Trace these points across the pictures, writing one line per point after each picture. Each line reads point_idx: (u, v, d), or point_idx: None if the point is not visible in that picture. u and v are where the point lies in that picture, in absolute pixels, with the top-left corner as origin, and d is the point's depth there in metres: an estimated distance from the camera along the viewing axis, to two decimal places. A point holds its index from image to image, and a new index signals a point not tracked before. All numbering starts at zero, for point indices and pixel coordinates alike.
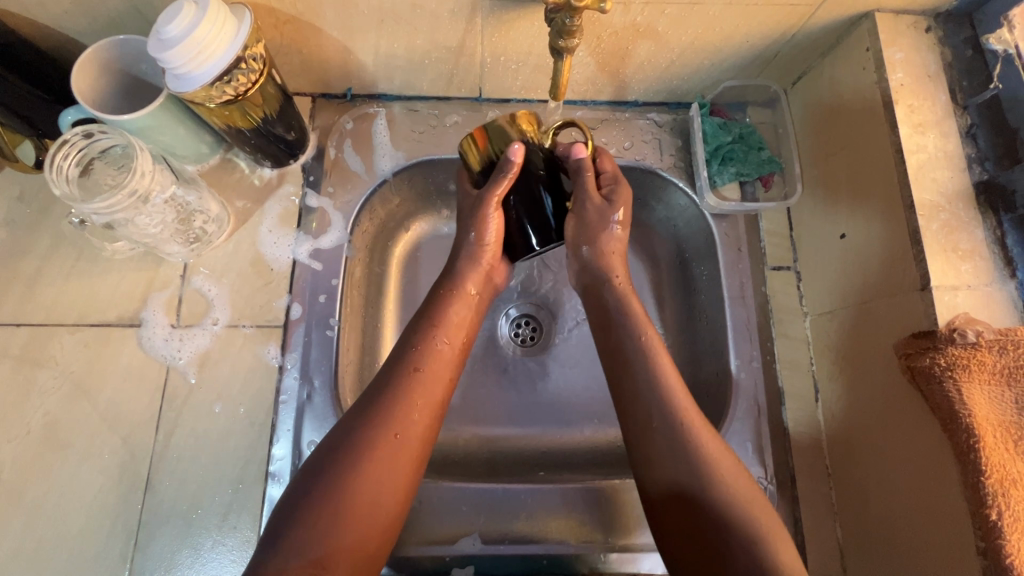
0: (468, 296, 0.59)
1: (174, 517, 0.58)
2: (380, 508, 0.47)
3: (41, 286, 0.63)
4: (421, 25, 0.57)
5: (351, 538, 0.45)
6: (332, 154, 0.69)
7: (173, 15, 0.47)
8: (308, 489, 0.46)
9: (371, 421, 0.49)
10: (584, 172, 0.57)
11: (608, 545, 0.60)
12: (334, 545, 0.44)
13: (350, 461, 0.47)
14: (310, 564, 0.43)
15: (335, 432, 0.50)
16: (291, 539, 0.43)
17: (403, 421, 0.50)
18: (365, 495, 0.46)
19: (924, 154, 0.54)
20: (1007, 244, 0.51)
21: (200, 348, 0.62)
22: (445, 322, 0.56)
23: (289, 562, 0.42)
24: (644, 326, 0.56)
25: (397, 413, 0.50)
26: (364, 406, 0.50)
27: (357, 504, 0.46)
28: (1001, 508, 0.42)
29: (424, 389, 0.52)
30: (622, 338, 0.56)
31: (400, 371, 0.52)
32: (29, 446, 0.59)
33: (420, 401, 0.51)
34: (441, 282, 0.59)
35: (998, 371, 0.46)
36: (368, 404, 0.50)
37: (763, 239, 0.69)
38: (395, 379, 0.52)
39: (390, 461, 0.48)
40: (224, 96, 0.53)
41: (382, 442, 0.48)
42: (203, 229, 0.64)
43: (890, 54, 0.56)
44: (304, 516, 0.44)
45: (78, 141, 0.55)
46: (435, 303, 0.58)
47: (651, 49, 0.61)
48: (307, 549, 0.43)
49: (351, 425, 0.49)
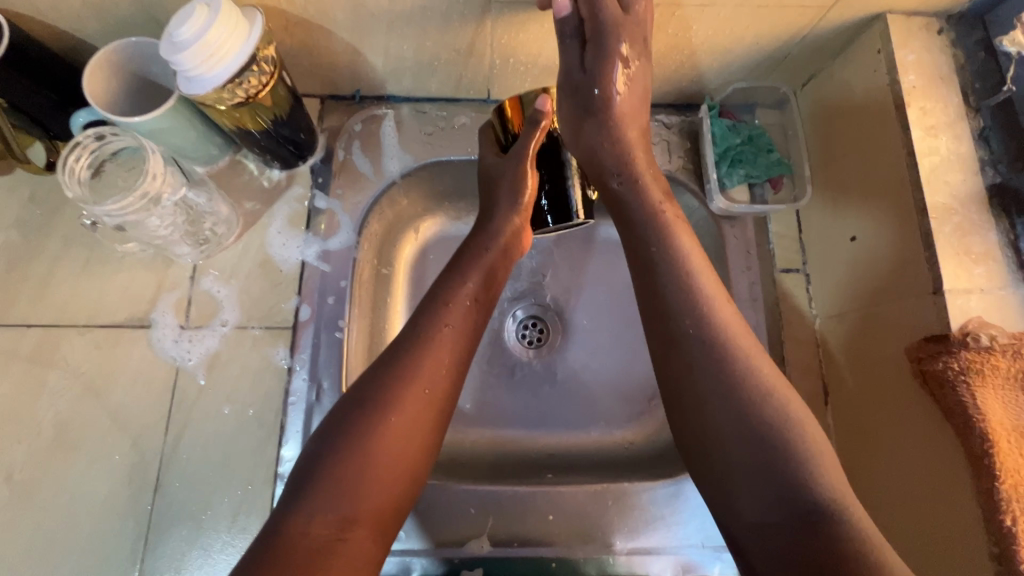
0: (501, 247, 0.58)
1: (183, 517, 0.58)
2: (404, 465, 0.47)
3: (52, 287, 0.63)
4: (431, 27, 0.57)
5: (376, 493, 0.45)
6: (340, 155, 0.69)
7: (185, 17, 0.47)
8: (334, 446, 0.45)
9: (397, 376, 0.48)
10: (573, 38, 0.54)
11: (616, 548, 0.60)
12: (359, 502, 0.44)
13: (376, 416, 0.46)
14: (335, 520, 0.43)
15: (359, 386, 0.49)
16: (317, 495, 0.43)
17: (429, 378, 0.49)
18: (390, 450, 0.46)
19: (937, 156, 0.53)
20: (1021, 247, 0.51)
21: (209, 349, 0.62)
22: (475, 275, 0.56)
23: (313, 517, 0.43)
24: (672, 230, 0.54)
25: (424, 369, 0.49)
26: (389, 360, 0.50)
27: (382, 461, 0.45)
28: (1015, 513, 0.43)
29: (450, 346, 0.51)
30: (661, 285, 0.52)
31: (427, 325, 0.52)
32: (40, 447, 0.59)
33: (447, 358, 0.51)
34: (473, 237, 0.59)
35: (1012, 375, 0.46)
36: (394, 358, 0.50)
37: (772, 241, 0.69)
38: (423, 335, 0.51)
39: (415, 418, 0.48)
40: (235, 98, 0.53)
41: (409, 398, 0.48)
42: (213, 230, 0.65)
43: (901, 56, 0.56)
44: (329, 471, 0.44)
45: (90, 143, 0.55)
46: (469, 252, 0.58)
47: (661, 50, 0.61)
48: (332, 506, 0.43)
49: (377, 380, 0.48)
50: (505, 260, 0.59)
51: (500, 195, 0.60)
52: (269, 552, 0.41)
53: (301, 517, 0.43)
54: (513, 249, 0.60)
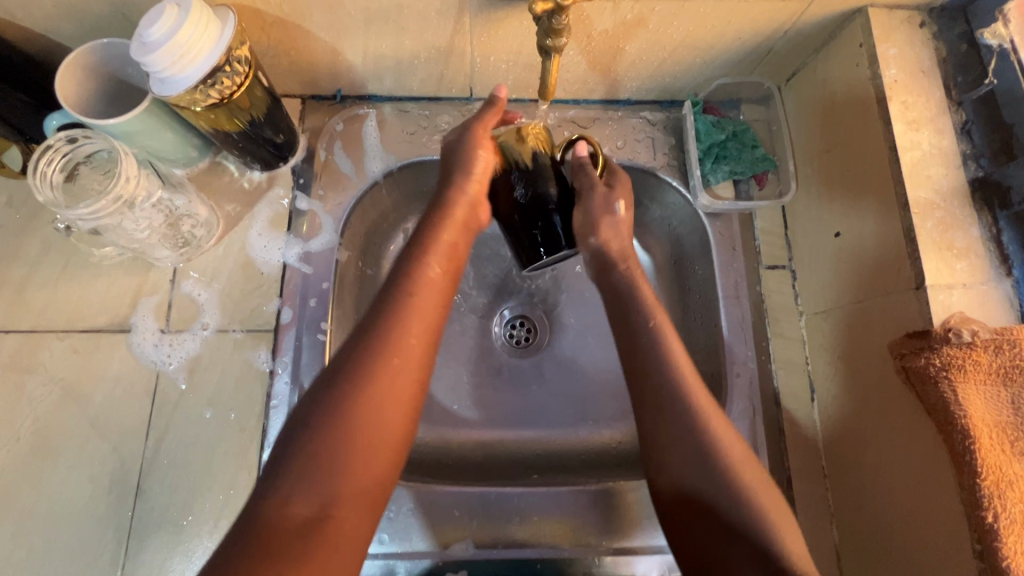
0: (457, 225, 0.56)
1: (165, 523, 0.57)
2: (385, 438, 0.45)
3: (30, 293, 0.62)
4: (409, 25, 0.56)
5: (358, 471, 0.43)
6: (322, 156, 0.68)
7: (154, 18, 0.47)
8: (308, 425, 0.43)
9: (369, 349, 0.46)
10: (587, 167, 0.60)
11: (602, 548, 0.59)
12: (340, 479, 0.42)
13: (350, 390, 0.44)
14: (317, 500, 0.41)
15: (333, 360, 0.47)
16: (292, 474, 0.41)
17: (402, 346, 0.47)
18: (370, 424, 0.44)
19: (919, 151, 0.53)
20: (1003, 241, 0.50)
21: (190, 353, 0.61)
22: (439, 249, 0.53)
23: (292, 496, 0.40)
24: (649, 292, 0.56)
25: (395, 338, 0.47)
26: (361, 331, 0.48)
27: (363, 436, 0.43)
28: (998, 510, 0.42)
29: (420, 315, 0.49)
30: None
31: (395, 301, 0.49)
32: (19, 454, 0.58)
33: (420, 325, 0.49)
34: (430, 214, 0.56)
35: (994, 370, 0.45)
36: (365, 331, 0.47)
37: (757, 238, 0.69)
38: (392, 305, 0.49)
39: (392, 390, 0.46)
40: (209, 99, 0.52)
41: (384, 369, 0.46)
42: (192, 233, 0.64)
43: (883, 50, 0.55)
44: (306, 449, 0.42)
45: (62, 146, 0.54)
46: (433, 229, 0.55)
47: (643, 46, 0.60)
48: (312, 485, 0.41)
49: (349, 355, 0.46)
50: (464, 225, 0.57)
51: (455, 172, 0.56)
52: (248, 539, 0.39)
53: (277, 500, 0.40)
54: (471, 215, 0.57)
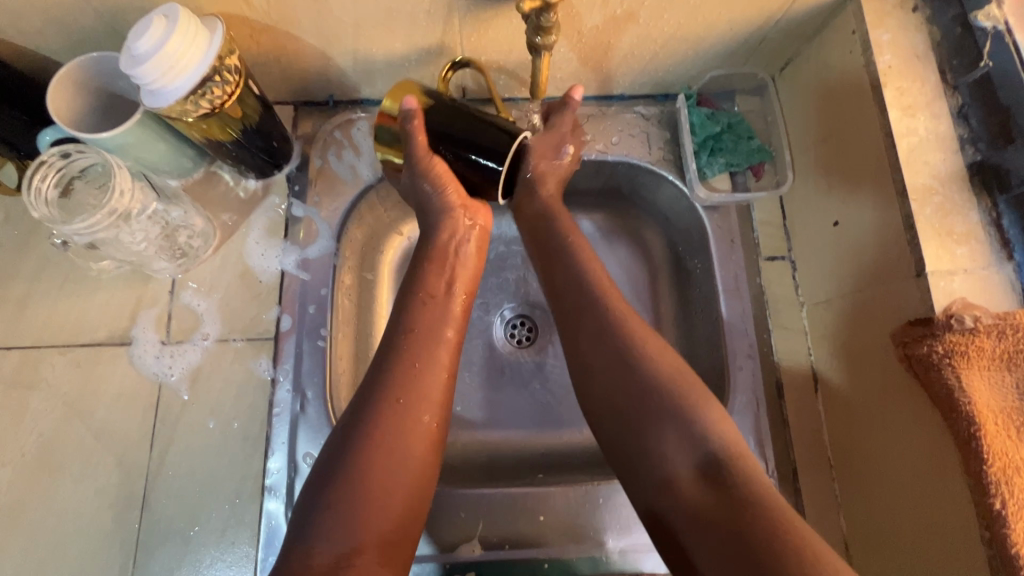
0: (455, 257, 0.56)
1: (172, 534, 0.58)
2: (401, 480, 0.45)
3: (29, 308, 0.62)
4: (398, 28, 0.56)
5: (376, 513, 0.43)
6: (317, 163, 0.68)
7: (142, 30, 0.47)
8: (328, 472, 0.44)
9: (376, 393, 0.48)
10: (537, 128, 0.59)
11: (610, 546, 0.59)
12: (361, 525, 0.43)
13: (360, 433, 0.46)
14: (339, 546, 0.41)
15: (349, 408, 0.48)
16: (314, 522, 0.42)
17: (408, 388, 0.48)
18: (384, 468, 0.45)
19: (915, 137, 0.52)
20: (1004, 226, 0.50)
21: (191, 364, 0.61)
22: (437, 289, 0.54)
23: (313, 547, 0.41)
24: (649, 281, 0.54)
25: (399, 377, 0.48)
26: (369, 376, 0.49)
27: (377, 481, 0.44)
28: (1005, 496, 0.41)
29: (424, 351, 0.51)
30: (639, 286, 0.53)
31: (396, 345, 0.50)
32: (25, 469, 0.59)
33: (421, 360, 0.50)
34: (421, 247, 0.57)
35: (997, 356, 0.45)
36: (372, 377, 0.49)
37: (756, 229, 0.68)
38: (394, 346, 0.50)
39: (403, 430, 0.46)
40: (200, 109, 0.52)
41: (391, 412, 0.47)
42: (189, 244, 0.64)
43: (877, 36, 0.55)
44: (327, 495, 0.43)
45: (56, 162, 0.54)
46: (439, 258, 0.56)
47: (634, 41, 0.60)
48: (336, 532, 0.42)
49: (360, 402, 0.48)
50: (451, 242, 0.56)
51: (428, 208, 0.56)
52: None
53: (305, 546, 0.41)
54: (460, 233, 0.57)
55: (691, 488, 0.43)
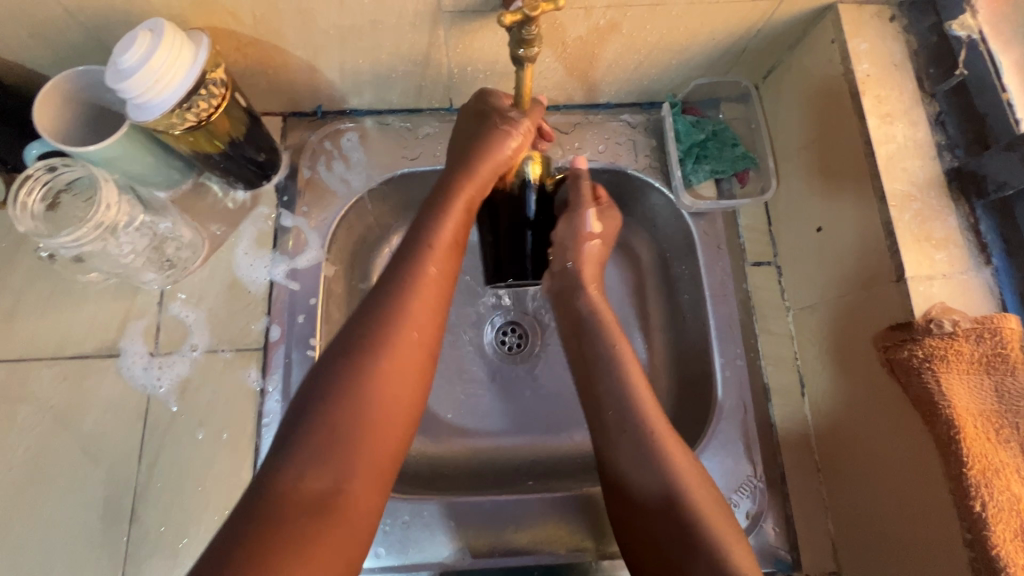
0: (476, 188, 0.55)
1: (160, 547, 0.57)
2: (397, 412, 0.44)
3: (17, 321, 0.62)
4: (384, 40, 0.57)
5: (374, 441, 0.43)
6: (306, 173, 0.69)
7: (127, 45, 0.47)
8: (321, 396, 0.42)
9: (384, 319, 0.46)
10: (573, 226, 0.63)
11: (599, 553, 0.59)
12: (357, 455, 0.42)
13: (371, 356, 0.44)
14: (331, 478, 0.40)
15: (343, 334, 0.46)
16: (304, 451, 0.40)
17: (415, 319, 0.47)
18: (388, 388, 0.44)
19: (894, 144, 0.53)
20: (981, 231, 0.51)
21: (180, 375, 0.61)
22: (455, 209, 0.53)
23: (305, 476, 0.40)
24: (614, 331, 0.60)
25: (408, 309, 0.47)
26: (370, 303, 0.48)
27: (378, 410, 0.43)
28: (985, 498, 0.42)
29: (431, 287, 0.49)
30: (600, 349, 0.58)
31: (408, 275, 0.49)
32: (12, 483, 0.58)
33: (430, 292, 0.49)
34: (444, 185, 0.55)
35: (975, 360, 0.45)
36: (380, 299, 0.47)
37: (742, 235, 0.69)
38: (401, 276, 0.49)
39: (408, 357, 0.46)
40: (186, 122, 0.53)
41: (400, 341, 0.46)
42: (177, 255, 0.64)
43: (855, 45, 0.56)
44: (320, 422, 0.41)
45: (42, 175, 0.55)
46: (451, 181, 0.54)
47: (618, 51, 0.61)
48: (326, 460, 0.40)
49: (360, 327, 0.46)
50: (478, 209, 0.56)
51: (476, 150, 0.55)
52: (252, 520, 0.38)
53: (293, 475, 0.40)
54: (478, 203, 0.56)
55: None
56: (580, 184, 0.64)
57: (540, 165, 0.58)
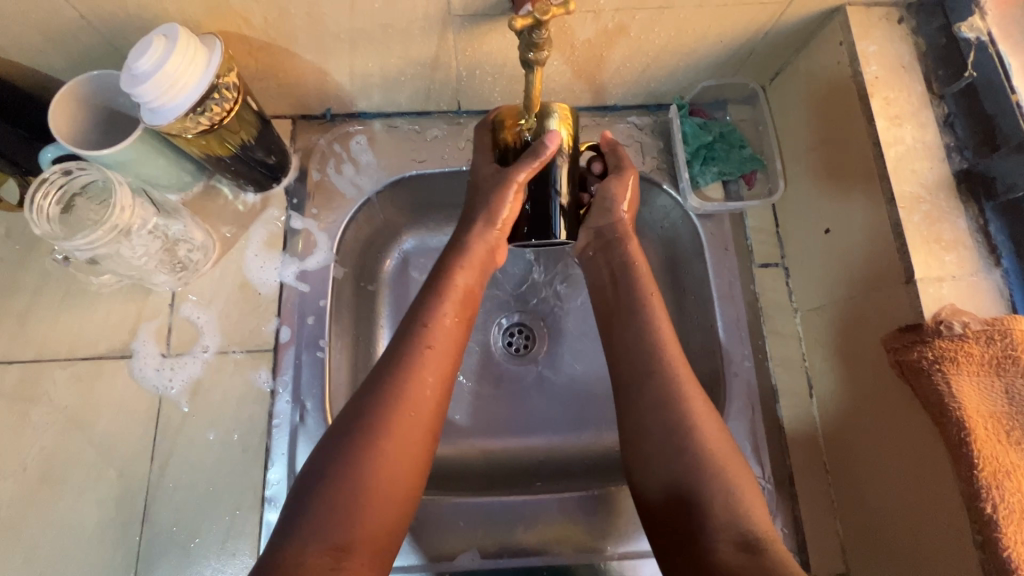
0: (475, 262, 0.58)
1: (172, 546, 0.58)
2: (397, 489, 0.46)
3: (31, 322, 0.63)
4: (394, 43, 0.57)
5: (372, 516, 0.45)
6: (315, 176, 0.69)
7: (143, 50, 0.48)
8: (326, 475, 0.45)
9: (387, 397, 0.48)
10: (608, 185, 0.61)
11: (607, 553, 0.60)
12: (356, 530, 0.44)
13: (372, 438, 0.46)
14: (329, 549, 0.43)
15: (348, 411, 0.49)
16: (308, 524, 0.43)
17: (415, 399, 0.49)
18: (388, 466, 0.46)
19: (903, 146, 0.53)
20: (991, 232, 0.51)
21: (191, 376, 0.62)
22: (454, 291, 0.56)
23: (308, 546, 0.42)
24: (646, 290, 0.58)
25: (411, 389, 0.49)
26: (377, 379, 0.50)
27: (375, 485, 0.45)
28: (995, 500, 0.42)
29: (433, 367, 0.51)
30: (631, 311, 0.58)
31: (409, 356, 0.51)
32: (27, 483, 0.59)
33: (432, 373, 0.51)
34: (448, 256, 0.58)
35: (986, 361, 0.45)
36: (385, 374, 0.50)
37: (749, 237, 0.69)
38: (406, 356, 0.51)
39: (409, 439, 0.48)
40: (200, 126, 0.53)
41: (400, 422, 0.48)
42: (189, 257, 0.64)
43: (863, 47, 0.56)
44: (322, 500, 0.44)
45: (57, 179, 0.55)
46: (449, 262, 0.58)
47: (626, 53, 0.61)
48: (327, 535, 0.43)
49: (366, 404, 0.48)
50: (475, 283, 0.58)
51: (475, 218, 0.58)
52: None
53: (295, 547, 0.42)
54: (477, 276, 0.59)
55: (732, 550, 0.45)
56: (617, 149, 0.63)
57: (568, 121, 0.54)
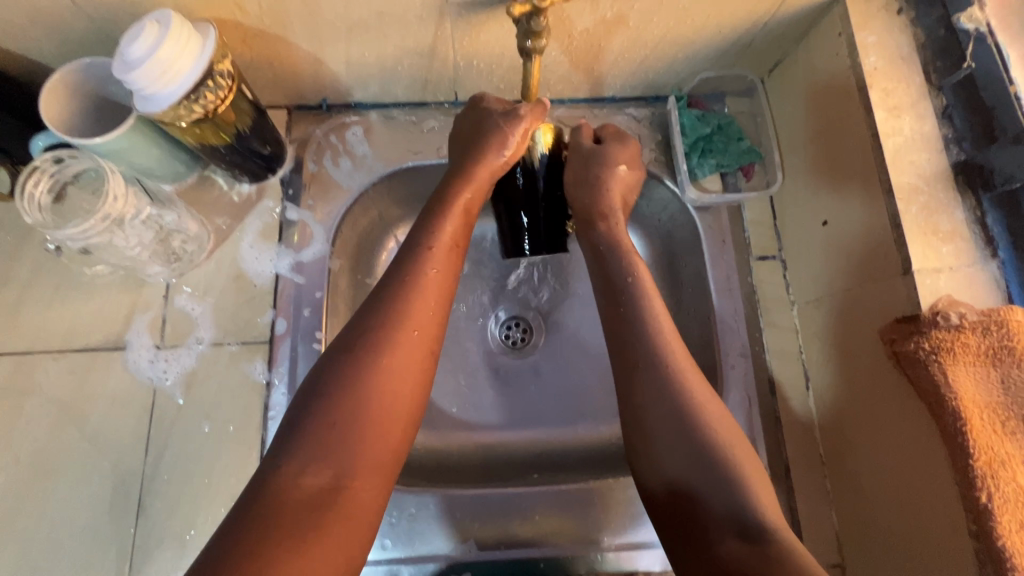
0: (476, 187, 0.57)
1: (168, 538, 0.58)
2: (399, 408, 0.46)
3: (23, 314, 0.62)
4: (390, 32, 0.57)
5: (373, 437, 0.44)
6: (311, 167, 0.68)
7: (135, 35, 0.47)
8: (325, 394, 0.44)
9: (386, 320, 0.48)
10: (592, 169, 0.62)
11: (604, 545, 0.60)
12: (358, 451, 0.43)
13: (372, 355, 0.46)
14: (332, 470, 0.42)
15: (347, 333, 0.48)
16: (309, 445, 0.42)
17: (418, 322, 0.49)
18: (390, 386, 0.46)
19: (901, 137, 0.53)
20: (989, 224, 0.51)
21: (186, 367, 0.62)
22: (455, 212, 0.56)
23: (306, 468, 0.41)
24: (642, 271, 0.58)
25: (413, 313, 0.49)
26: (375, 302, 0.50)
27: (378, 405, 0.45)
28: (991, 489, 0.42)
29: (434, 291, 0.51)
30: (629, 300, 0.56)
31: (411, 278, 0.51)
32: (20, 475, 0.58)
33: (433, 298, 0.51)
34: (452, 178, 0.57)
35: (983, 351, 0.45)
36: (384, 297, 0.49)
37: (747, 229, 0.69)
38: (408, 278, 0.51)
39: (412, 361, 0.48)
40: (193, 114, 0.53)
41: (400, 341, 0.47)
42: (184, 248, 0.64)
43: (862, 38, 0.56)
44: (322, 419, 0.43)
45: (48, 167, 0.55)
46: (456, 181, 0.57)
47: (624, 43, 0.61)
48: (329, 455, 0.42)
49: (367, 324, 0.48)
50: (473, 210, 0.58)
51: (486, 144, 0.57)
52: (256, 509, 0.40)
53: (296, 469, 0.41)
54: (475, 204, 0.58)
55: (736, 544, 0.43)
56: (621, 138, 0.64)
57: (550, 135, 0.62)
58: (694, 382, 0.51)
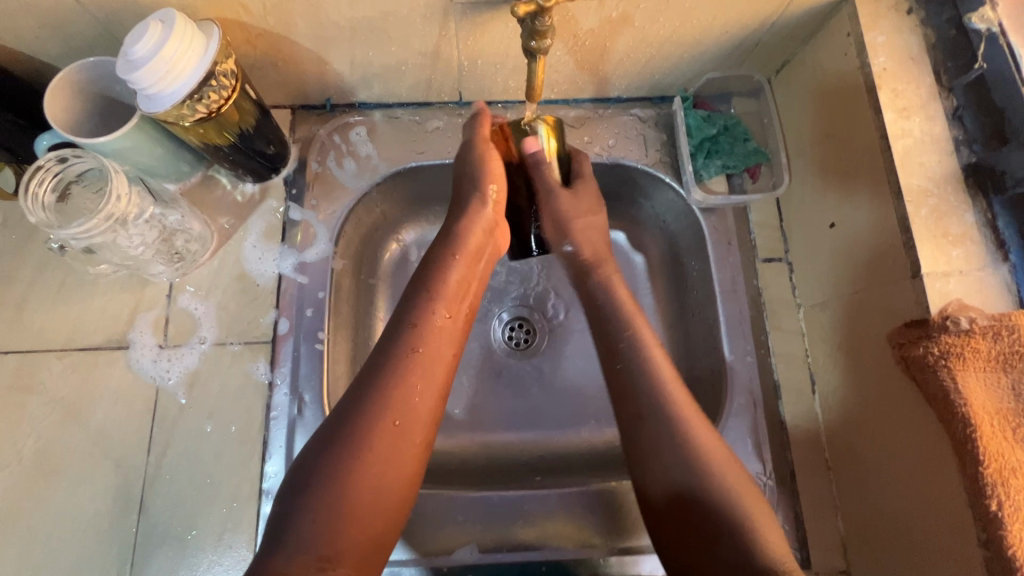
0: (469, 252, 0.58)
1: (170, 537, 0.58)
2: (385, 497, 0.46)
3: (27, 311, 0.62)
4: (394, 32, 0.56)
5: (355, 526, 0.44)
6: (315, 167, 0.68)
7: (138, 35, 0.47)
8: (309, 485, 0.44)
9: (374, 406, 0.47)
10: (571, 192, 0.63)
11: (608, 549, 0.59)
12: (341, 538, 0.43)
13: (355, 446, 0.45)
14: (316, 560, 0.42)
15: (333, 420, 0.48)
16: (296, 535, 0.42)
17: (404, 408, 0.48)
18: (373, 478, 0.45)
19: (910, 138, 0.52)
20: (999, 227, 0.50)
21: (189, 367, 0.62)
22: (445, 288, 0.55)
23: (293, 559, 0.42)
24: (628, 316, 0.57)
25: (400, 397, 0.48)
26: (362, 388, 0.49)
27: (361, 493, 0.45)
28: (1002, 497, 0.41)
29: (423, 375, 0.50)
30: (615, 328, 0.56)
31: (399, 365, 0.50)
32: (22, 474, 0.59)
33: (421, 382, 0.50)
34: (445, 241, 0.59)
35: (993, 357, 0.44)
36: (367, 383, 0.49)
37: (753, 231, 0.68)
38: (396, 362, 0.50)
39: (398, 450, 0.47)
40: (197, 114, 0.52)
41: (384, 431, 0.47)
42: (186, 247, 0.64)
43: (871, 38, 0.55)
44: (306, 511, 0.43)
45: (52, 166, 0.55)
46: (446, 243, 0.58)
47: (630, 43, 0.60)
48: (313, 545, 0.42)
49: (354, 410, 0.47)
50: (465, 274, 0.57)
51: (467, 194, 0.60)
52: None
53: (282, 559, 0.42)
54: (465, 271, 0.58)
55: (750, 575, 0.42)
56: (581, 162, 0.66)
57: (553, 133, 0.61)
58: (673, 384, 0.52)
